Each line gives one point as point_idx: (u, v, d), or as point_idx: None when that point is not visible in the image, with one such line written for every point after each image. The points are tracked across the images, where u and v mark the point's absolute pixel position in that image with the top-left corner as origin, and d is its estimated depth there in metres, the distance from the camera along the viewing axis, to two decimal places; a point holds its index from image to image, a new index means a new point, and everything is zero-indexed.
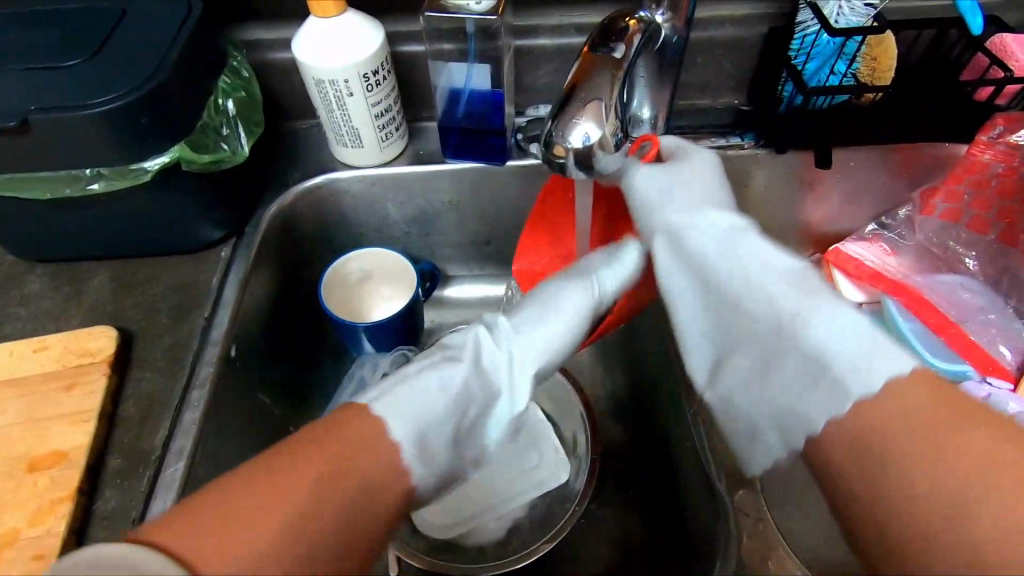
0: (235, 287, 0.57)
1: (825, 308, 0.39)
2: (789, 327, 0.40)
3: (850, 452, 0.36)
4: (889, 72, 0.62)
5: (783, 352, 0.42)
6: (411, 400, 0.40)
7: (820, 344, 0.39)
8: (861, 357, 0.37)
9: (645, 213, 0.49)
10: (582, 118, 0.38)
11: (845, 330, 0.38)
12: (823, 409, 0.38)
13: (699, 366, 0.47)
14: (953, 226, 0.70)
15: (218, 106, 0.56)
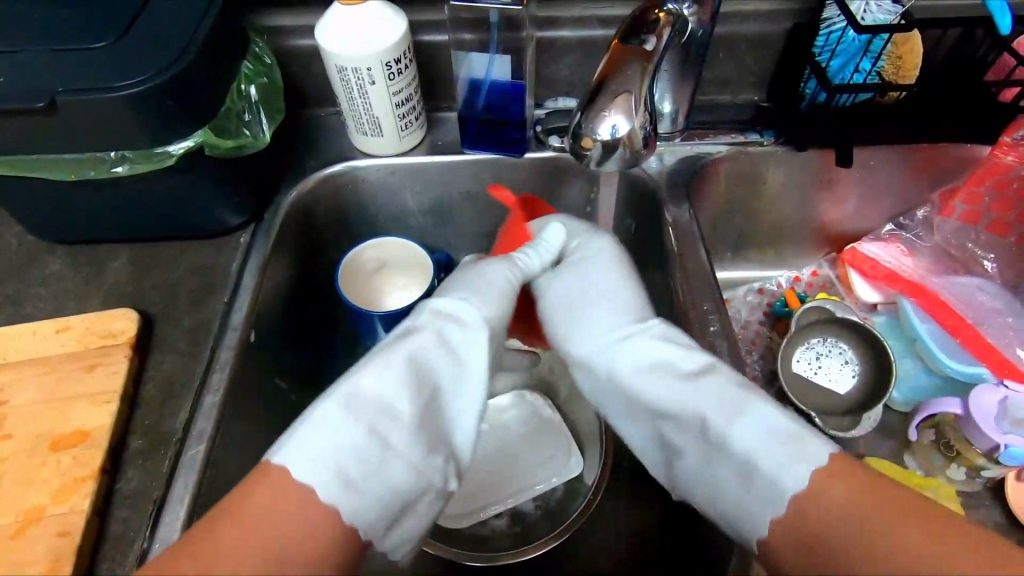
0: (254, 273, 0.57)
1: (729, 405, 0.45)
2: (712, 429, 0.45)
3: (789, 546, 0.41)
4: (914, 72, 0.62)
5: (716, 457, 0.45)
6: (353, 397, 0.43)
7: (747, 448, 0.43)
8: (785, 460, 0.42)
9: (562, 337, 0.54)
10: (612, 110, 0.38)
11: (760, 431, 0.43)
12: (765, 508, 0.42)
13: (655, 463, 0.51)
14: (971, 227, 0.70)
15: (240, 92, 0.57)
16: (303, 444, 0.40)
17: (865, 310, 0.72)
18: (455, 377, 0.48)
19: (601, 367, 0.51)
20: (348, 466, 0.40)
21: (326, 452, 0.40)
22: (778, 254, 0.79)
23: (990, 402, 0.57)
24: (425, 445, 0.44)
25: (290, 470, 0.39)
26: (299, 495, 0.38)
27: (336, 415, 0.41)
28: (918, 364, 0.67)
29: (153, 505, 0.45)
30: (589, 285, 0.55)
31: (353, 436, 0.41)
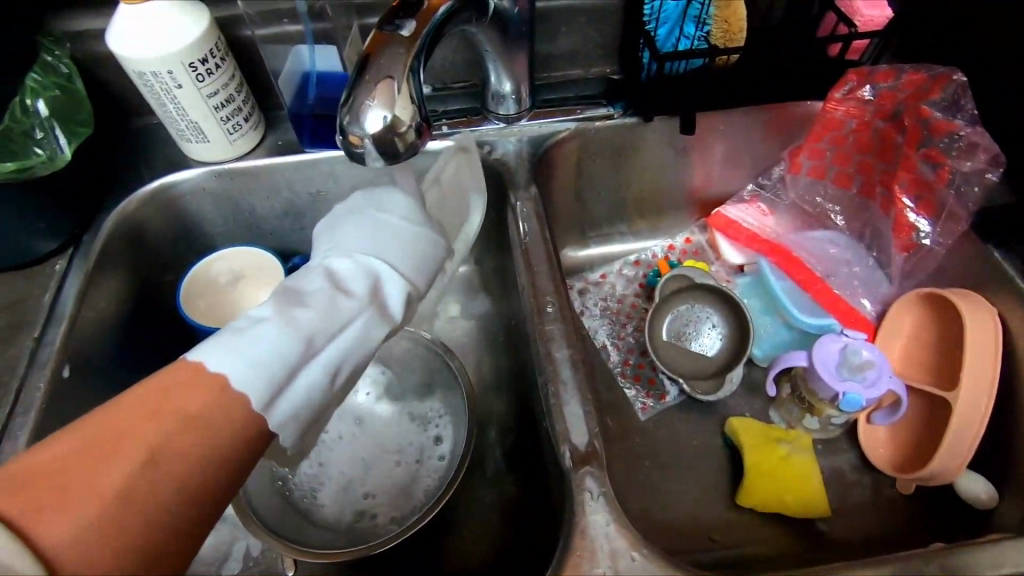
0: (70, 301, 0.53)
1: None
2: None
3: None
4: (741, 34, 0.62)
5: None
6: (231, 329, 0.39)
7: None
8: None
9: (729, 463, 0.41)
10: (373, 101, 0.36)
11: None
12: None
13: None
14: (820, 182, 0.71)
15: (25, 108, 0.52)
16: (215, 345, 0.37)
17: (731, 272, 0.74)
18: (352, 303, 0.43)
19: None
20: (293, 390, 0.38)
21: (256, 376, 0.36)
22: (652, 224, 0.80)
23: (833, 350, 0.58)
24: (346, 318, 0.42)
25: (206, 361, 0.36)
26: (201, 377, 0.35)
27: (258, 325, 0.39)
28: (778, 320, 0.68)
29: None
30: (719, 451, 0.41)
31: (297, 358, 0.39)
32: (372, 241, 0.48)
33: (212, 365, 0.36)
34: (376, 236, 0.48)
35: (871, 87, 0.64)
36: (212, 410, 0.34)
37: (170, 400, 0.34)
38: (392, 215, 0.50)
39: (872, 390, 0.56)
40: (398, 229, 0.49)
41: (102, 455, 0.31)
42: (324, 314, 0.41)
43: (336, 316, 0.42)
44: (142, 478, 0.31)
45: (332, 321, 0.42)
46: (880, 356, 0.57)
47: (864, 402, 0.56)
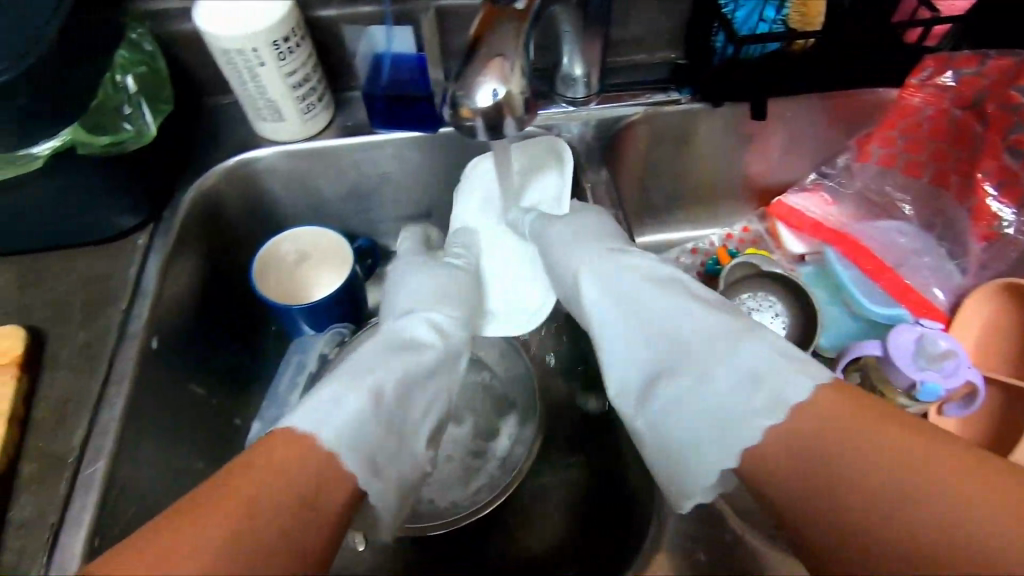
0: (154, 276, 0.54)
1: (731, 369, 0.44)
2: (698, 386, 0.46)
3: (801, 483, 0.39)
4: (819, 17, 0.61)
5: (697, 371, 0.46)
6: (315, 403, 0.44)
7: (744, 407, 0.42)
8: (764, 408, 0.41)
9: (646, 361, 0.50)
10: (487, 75, 0.36)
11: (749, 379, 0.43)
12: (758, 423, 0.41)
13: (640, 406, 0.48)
14: (889, 171, 0.70)
15: (115, 83, 0.52)
16: (302, 416, 0.43)
17: (793, 262, 0.73)
18: (415, 360, 0.51)
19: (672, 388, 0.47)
20: (353, 427, 0.43)
21: (317, 413, 0.43)
22: (708, 213, 0.79)
23: (907, 339, 0.58)
24: (415, 372, 0.50)
25: (308, 431, 0.41)
26: (301, 449, 0.40)
27: (336, 392, 0.45)
28: (845, 310, 0.67)
29: (49, 532, 0.42)
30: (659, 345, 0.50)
31: (354, 396, 0.45)
32: (432, 299, 0.57)
33: (302, 430, 0.42)
34: (450, 303, 0.57)
35: (951, 72, 0.63)
36: (313, 487, 0.39)
37: (267, 461, 0.39)
38: (445, 276, 0.59)
39: (951, 380, 0.55)
40: (450, 287, 0.58)
41: (213, 505, 0.36)
42: (396, 374, 0.49)
43: (405, 374, 0.49)
44: (247, 528, 0.35)
45: (400, 378, 0.49)
46: (958, 347, 0.57)
47: (942, 392, 0.56)
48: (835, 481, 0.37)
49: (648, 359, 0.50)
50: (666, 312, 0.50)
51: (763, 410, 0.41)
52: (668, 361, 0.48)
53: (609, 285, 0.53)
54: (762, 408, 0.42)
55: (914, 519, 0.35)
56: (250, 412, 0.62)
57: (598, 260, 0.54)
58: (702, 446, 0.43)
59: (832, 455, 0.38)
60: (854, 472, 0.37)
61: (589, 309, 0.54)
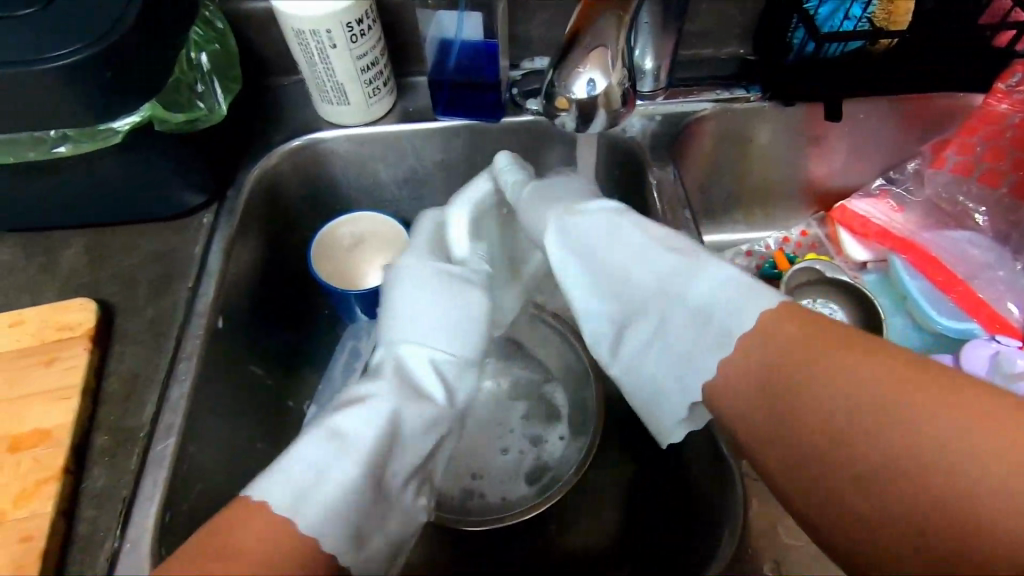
0: (219, 256, 0.54)
1: (682, 287, 0.47)
2: (667, 298, 0.48)
3: (766, 421, 0.41)
4: (906, 17, 0.59)
5: (669, 310, 0.47)
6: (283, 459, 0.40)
7: (698, 303, 0.45)
8: (718, 331, 0.44)
9: (610, 293, 0.51)
10: (587, 66, 0.36)
11: (708, 288, 0.45)
12: (712, 355, 0.44)
13: (603, 344, 0.51)
14: (963, 179, 0.68)
15: (191, 61, 0.52)
16: (273, 480, 0.39)
17: (855, 269, 0.71)
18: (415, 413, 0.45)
19: (647, 318, 0.49)
20: (304, 485, 0.39)
21: (280, 479, 0.39)
22: (766, 215, 0.77)
23: (982, 355, 0.57)
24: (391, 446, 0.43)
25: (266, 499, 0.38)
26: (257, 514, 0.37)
27: (315, 449, 0.40)
28: (908, 320, 0.66)
29: (122, 504, 0.42)
30: (608, 274, 0.51)
31: (338, 466, 0.40)
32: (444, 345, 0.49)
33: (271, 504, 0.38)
34: (441, 320, 0.49)
35: None
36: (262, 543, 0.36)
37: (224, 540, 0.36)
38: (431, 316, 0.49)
39: None
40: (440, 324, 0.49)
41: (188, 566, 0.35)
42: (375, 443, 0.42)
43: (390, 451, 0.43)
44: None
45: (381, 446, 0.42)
46: None
47: None
48: (813, 417, 0.39)
49: (618, 304, 0.51)
50: (614, 265, 0.50)
51: (714, 345, 0.44)
52: (628, 303, 0.50)
53: (591, 252, 0.51)
54: (714, 338, 0.44)
55: (922, 456, 0.36)
56: (303, 394, 0.62)
57: (564, 222, 0.52)
58: (669, 386, 0.47)
59: (804, 382, 0.40)
60: (831, 406, 0.38)
61: (558, 272, 0.52)
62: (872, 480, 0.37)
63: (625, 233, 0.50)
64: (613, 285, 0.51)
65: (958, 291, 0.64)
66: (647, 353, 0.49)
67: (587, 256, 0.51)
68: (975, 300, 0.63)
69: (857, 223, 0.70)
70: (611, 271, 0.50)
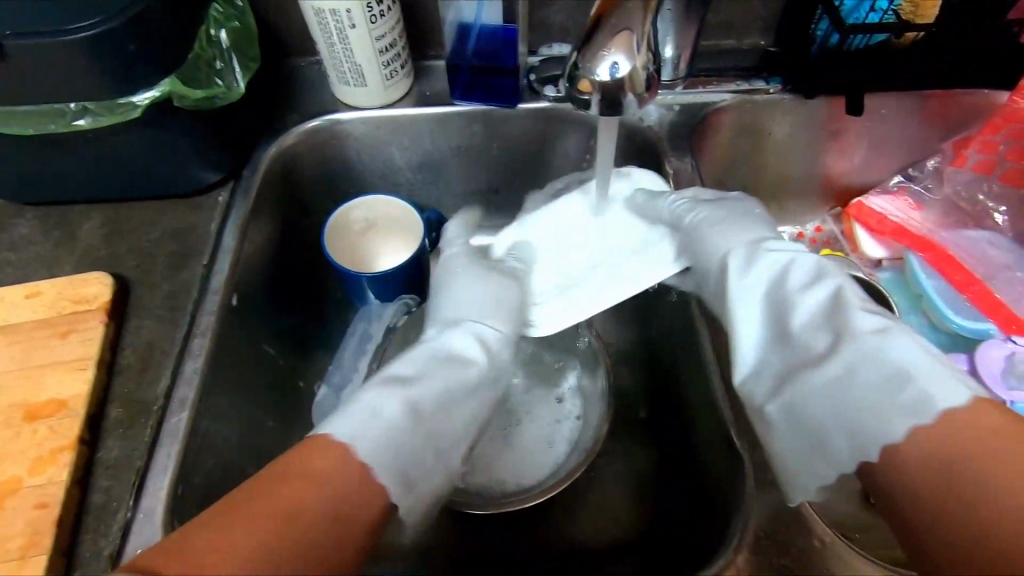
0: (235, 234, 0.54)
1: (892, 344, 0.40)
2: (860, 348, 0.41)
3: (915, 465, 0.36)
4: (933, 10, 0.58)
5: (861, 368, 0.40)
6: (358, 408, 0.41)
7: (898, 365, 0.39)
8: (912, 399, 0.38)
9: (783, 333, 0.45)
10: (612, 49, 0.35)
11: (908, 355, 0.39)
12: (899, 420, 0.38)
13: (763, 390, 0.45)
14: (984, 178, 0.67)
15: (210, 37, 0.52)
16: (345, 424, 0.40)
17: (871, 266, 0.70)
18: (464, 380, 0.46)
19: (837, 369, 0.41)
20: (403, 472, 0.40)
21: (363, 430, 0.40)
22: (782, 210, 0.76)
23: (997, 356, 0.57)
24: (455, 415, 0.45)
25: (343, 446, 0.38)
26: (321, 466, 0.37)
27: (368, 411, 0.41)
28: (923, 320, 0.65)
29: (136, 475, 0.43)
30: (794, 311, 0.45)
31: (389, 413, 0.41)
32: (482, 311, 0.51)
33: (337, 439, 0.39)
34: (490, 310, 0.51)
35: None
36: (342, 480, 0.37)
37: (312, 462, 0.37)
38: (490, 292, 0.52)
39: None
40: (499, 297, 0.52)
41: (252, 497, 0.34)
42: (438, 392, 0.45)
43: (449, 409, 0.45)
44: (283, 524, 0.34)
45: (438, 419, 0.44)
46: None
47: None
48: (956, 475, 0.35)
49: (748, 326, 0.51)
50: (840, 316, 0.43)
51: (905, 410, 0.38)
52: (804, 344, 0.44)
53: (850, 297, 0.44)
54: (904, 405, 0.38)
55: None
56: (313, 375, 0.62)
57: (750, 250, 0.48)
58: (838, 443, 0.41)
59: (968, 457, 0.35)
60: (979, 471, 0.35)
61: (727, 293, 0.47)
62: (985, 547, 0.34)
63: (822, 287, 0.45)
64: (817, 327, 0.44)
65: (975, 291, 0.62)
66: (830, 411, 0.41)
67: (765, 288, 0.47)
68: (992, 302, 0.62)
69: (872, 220, 0.69)
70: (792, 310, 0.45)
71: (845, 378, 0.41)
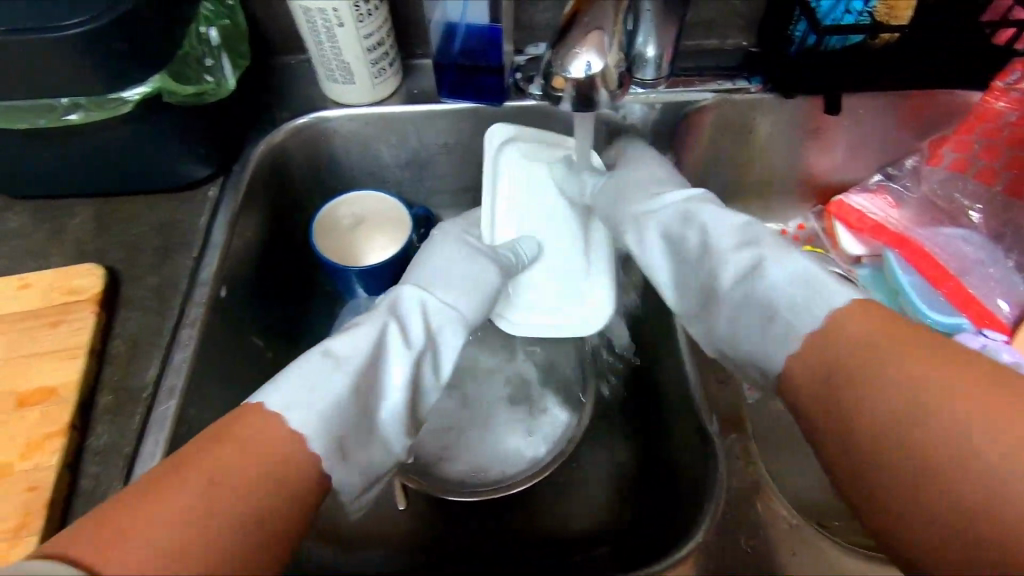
0: (224, 228, 0.55)
1: (774, 263, 0.45)
2: (746, 279, 0.47)
3: (857, 404, 0.36)
4: (907, 12, 0.60)
5: (746, 300, 0.46)
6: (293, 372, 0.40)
7: (772, 291, 0.44)
8: (794, 316, 0.42)
9: (691, 279, 0.52)
10: (585, 47, 0.37)
11: (793, 276, 0.44)
12: (782, 346, 0.43)
13: (698, 328, 0.51)
14: (959, 177, 0.68)
15: (200, 35, 0.53)
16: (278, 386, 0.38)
17: (849, 263, 0.71)
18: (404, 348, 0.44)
19: (731, 302, 0.47)
20: (342, 433, 0.39)
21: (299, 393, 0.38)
22: (765, 207, 0.78)
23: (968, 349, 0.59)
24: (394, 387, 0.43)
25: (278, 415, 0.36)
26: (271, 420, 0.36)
27: (315, 374, 0.40)
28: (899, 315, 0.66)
29: (124, 461, 0.44)
30: (695, 253, 0.51)
31: (335, 379, 0.40)
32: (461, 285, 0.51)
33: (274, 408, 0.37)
34: (459, 291, 0.50)
35: None
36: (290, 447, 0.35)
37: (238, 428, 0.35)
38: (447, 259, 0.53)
39: None
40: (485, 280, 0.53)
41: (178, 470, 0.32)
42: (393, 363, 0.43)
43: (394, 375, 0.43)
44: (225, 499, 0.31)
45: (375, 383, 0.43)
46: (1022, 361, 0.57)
47: None
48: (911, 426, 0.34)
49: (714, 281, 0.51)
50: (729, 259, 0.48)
51: (778, 340, 0.43)
52: (710, 284, 0.49)
53: (734, 240, 0.49)
54: (784, 329, 0.43)
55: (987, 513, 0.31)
56: None
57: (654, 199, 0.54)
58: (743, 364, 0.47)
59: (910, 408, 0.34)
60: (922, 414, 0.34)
61: (630, 241, 0.55)
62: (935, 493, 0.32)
63: (702, 229, 0.51)
64: (706, 267, 0.50)
65: (949, 288, 0.64)
66: (731, 334, 0.48)
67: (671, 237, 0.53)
68: (964, 298, 0.63)
69: (854, 218, 0.70)
70: (698, 253, 0.51)
71: (735, 307, 0.47)
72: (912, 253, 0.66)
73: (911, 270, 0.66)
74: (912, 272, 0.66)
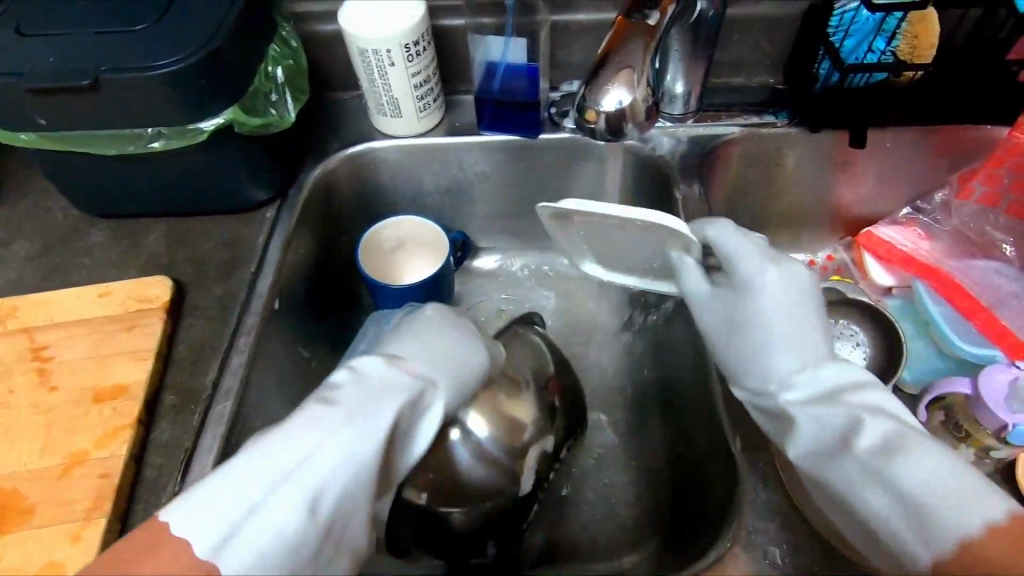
0: (279, 245, 0.60)
1: (911, 453, 0.38)
2: (874, 460, 0.39)
3: None
4: (930, 51, 0.63)
5: (865, 484, 0.40)
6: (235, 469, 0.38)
7: (909, 486, 0.37)
8: (920, 523, 0.37)
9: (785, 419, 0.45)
10: (615, 84, 0.42)
11: (926, 474, 0.37)
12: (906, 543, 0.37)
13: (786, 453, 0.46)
14: (990, 210, 0.70)
15: (268, 73, 0.59)
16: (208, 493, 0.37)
17: (880, 293, 0.71)
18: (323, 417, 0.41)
19: (844, 482, 0.41)
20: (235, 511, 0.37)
21: (200, 513, 0.36)
22: (794, 238, 0.79)
23: (1002, 382, 0.56)
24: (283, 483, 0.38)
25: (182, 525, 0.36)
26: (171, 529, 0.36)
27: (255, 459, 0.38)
28: (930, 345, 0.66)
29: (184, 454, 0.48)
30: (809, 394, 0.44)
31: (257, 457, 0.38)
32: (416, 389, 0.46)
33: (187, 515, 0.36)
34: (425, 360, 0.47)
35: None
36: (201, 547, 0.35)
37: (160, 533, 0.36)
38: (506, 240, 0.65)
39: None
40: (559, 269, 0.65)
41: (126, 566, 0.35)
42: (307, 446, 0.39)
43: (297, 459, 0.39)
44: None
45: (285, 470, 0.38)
46: None
47: None
48: None
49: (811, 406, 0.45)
50: (821, 462, 0.42)
51: (914, 536, 0.37)
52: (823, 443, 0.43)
53: (826, 433, 0.42)
54: (914, 535, 0.37)
55: None
56: None
57: (757, 376, 0.47)
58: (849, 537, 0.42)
59: None
60: None
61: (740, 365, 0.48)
62: None
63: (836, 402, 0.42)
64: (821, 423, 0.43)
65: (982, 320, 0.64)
66: (848, 515, 0.41)
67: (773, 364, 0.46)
68: (997, 330, 0.63)
69: (884, 250, 0.70)
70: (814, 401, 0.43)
71: (851, 488, 0.40)
72: (943, 285, 0.66)
73: (943, 301, 0.66)
74: (944, 302, 0.66)
